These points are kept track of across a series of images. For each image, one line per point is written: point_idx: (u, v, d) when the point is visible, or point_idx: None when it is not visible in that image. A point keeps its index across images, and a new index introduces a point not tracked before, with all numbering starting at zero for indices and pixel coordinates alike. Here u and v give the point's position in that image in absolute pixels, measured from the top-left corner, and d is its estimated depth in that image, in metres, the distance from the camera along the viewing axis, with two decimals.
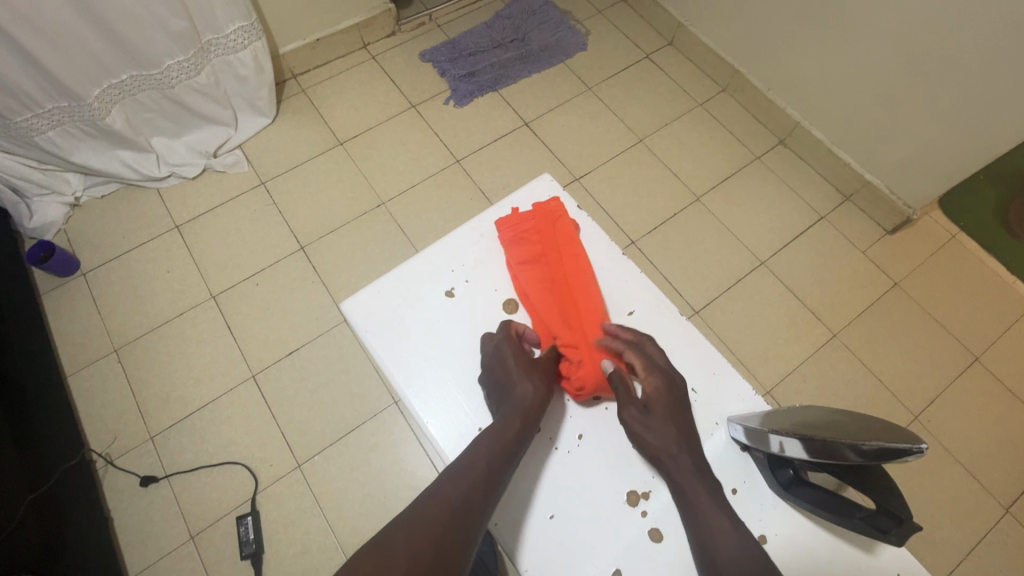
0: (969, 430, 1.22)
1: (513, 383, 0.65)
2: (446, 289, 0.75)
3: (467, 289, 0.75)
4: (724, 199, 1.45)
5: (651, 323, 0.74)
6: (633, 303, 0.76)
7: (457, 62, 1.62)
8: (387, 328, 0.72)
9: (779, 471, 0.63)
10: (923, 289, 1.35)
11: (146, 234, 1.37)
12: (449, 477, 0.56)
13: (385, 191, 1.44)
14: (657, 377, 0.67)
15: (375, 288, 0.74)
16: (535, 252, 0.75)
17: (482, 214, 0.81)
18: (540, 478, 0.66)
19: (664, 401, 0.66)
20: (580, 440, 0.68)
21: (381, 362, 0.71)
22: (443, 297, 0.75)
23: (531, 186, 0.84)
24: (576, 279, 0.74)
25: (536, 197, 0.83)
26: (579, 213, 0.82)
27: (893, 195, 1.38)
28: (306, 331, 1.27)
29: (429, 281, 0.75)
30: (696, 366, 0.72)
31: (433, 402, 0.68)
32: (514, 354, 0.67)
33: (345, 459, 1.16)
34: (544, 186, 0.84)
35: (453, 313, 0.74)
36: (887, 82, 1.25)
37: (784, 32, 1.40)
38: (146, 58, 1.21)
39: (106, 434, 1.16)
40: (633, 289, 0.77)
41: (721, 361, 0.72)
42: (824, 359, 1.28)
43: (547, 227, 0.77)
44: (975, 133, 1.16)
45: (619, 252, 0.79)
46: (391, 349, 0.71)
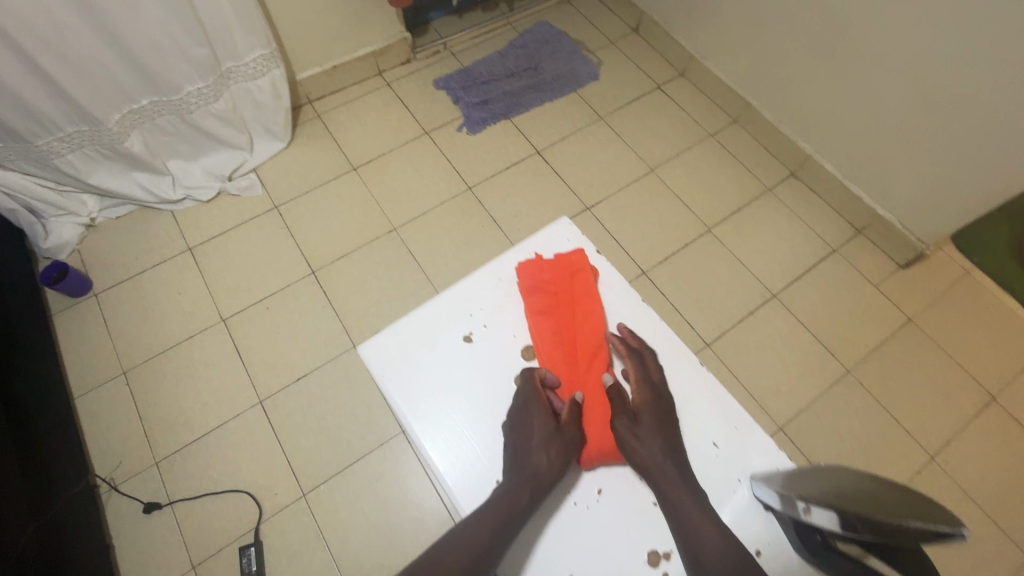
0: (988, 472, 1.19)
1: (529, 449, 0.64)
2: (465, 333, 0.75)
3: (485, 333, 0.75)
4: (734, 230, 1.45)
5: (669, 373, 0.74)
6: (652, 352, 0.75)
7: (471, 90, 1.64)
8: (405, 372, 0.72)
9: (806, 535, 0.60)
10: (937, 325, 1.34)
11: (158, 255, 1.38)
12: (449, 545, 0.56)
13: (397, 217, 1.45)
14: (643, 389, 0.70)
15: (393, 331, 0.74)
16: (548, 303, 0.76)
17: (501, 257, 0.81)
18: (558, 535, 0.64)
19: (652, 412, 0.68)
20: (599, 495, 0.67)
21: (398, 407, 0.70)
22: (461, 342, 0.74)
23: (551, 229, 0.84)
24: (586, 332, 0.75)
25: (557, 241, 0.83)
26: (599, 258, 0.82)
27: (906, 230, 1.37)
28: (314, 357, 1.27)
29: (449, 325, 0.75)
30: (716, 419, 0.70)
31: (450, 452, 0.67)
32: (537, 416, 0.66)
33: (350, 489, 1.14)
34: (565, 231, 0.84)
35: (472, 359, 0.73)
36: (899, 118, 1.26)
37: (795, 67, 1.41)
38: (167, 85, 1.24)
39: (111, 458, 1.15)
40: (652, 337, 0.76)
41: (742, 416, 0.70)
42: (837, 395, 1.26)
43: (566, 280, 0.78)
44: (989, 171, 1.16)
45: (638, 299, 0.79)
46: (409, 394, 0.70)
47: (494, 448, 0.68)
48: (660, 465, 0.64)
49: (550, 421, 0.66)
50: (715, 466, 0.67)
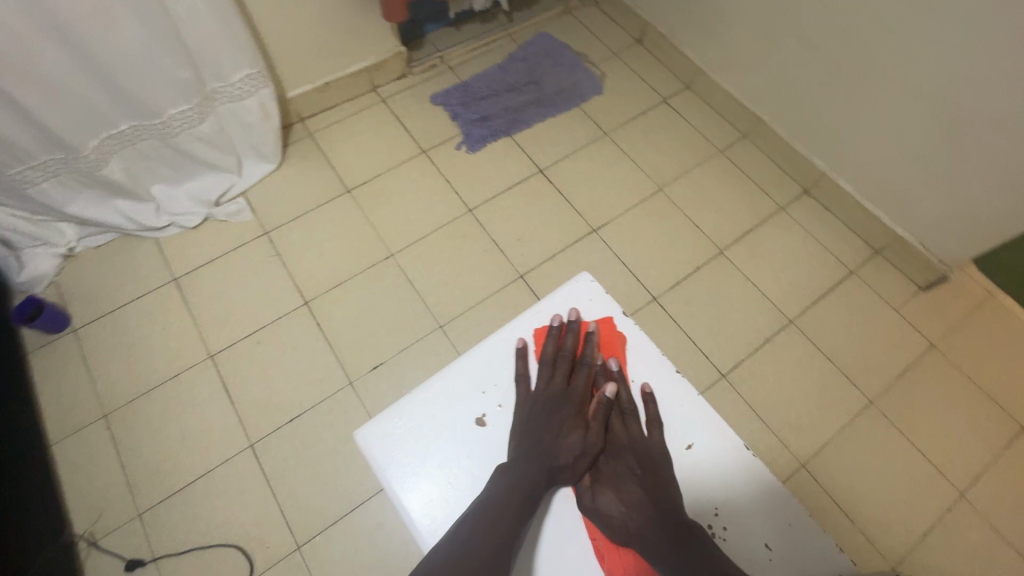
0: (1021, 510, 1.13)
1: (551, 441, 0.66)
2: (477, 416, 0.68)
3: (499, 414, 0.68)
4: (748, 252, 1.39)
5: (712, 460, 0.66)
6: (693, 435, 0.68)
7: (469, 106, 1.57)
8: (409, 463, 0.64)
9: None
10: (960, 352, 1.28)
11: (142, 287, 1.30)
12: (461, 534, 0.57)
13: (394, 242, 1.37)
14: (617, 445, 0.68)
15: (397, 411, 0.67)
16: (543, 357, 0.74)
17: (513, 323, 0.75)
18: None
19: (627, 470, 0.66)
20: None
21: (402, 501, 0.63)
22: (473, 425, 0.67)
23: (569, 289, 0.78)
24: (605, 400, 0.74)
25: (577, 299, 0.77)
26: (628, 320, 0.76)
27: (927, 251, 1.32)
28: (308, 395, 1.19)
29: (458, 407, 0.68)
30: (766, 516, 0.63)
31: None
32: (565, 411, 0.69)
33: (347, 541, 1.07)
34: (586, 290, 0.78)
35: (483, 448, 0.66)
36: (920, 137, 1.20)
37: (807, 81, 1.35)
38: (147, 108, 1.16)
39: (91, 510, 1.08)
40: (692, 419, 0.69)
41: (797, 511, 0.62)
42: (859, 428, 1.20)
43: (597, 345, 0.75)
44: (1016, 194, 1.10)
45: (674, 369, 0.73)
46: (414, 486, 0.63)
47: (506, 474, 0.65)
48: (643, 525, 0.61)
49: (579, 429, 0.68)
50: (770, 574, 0.60)
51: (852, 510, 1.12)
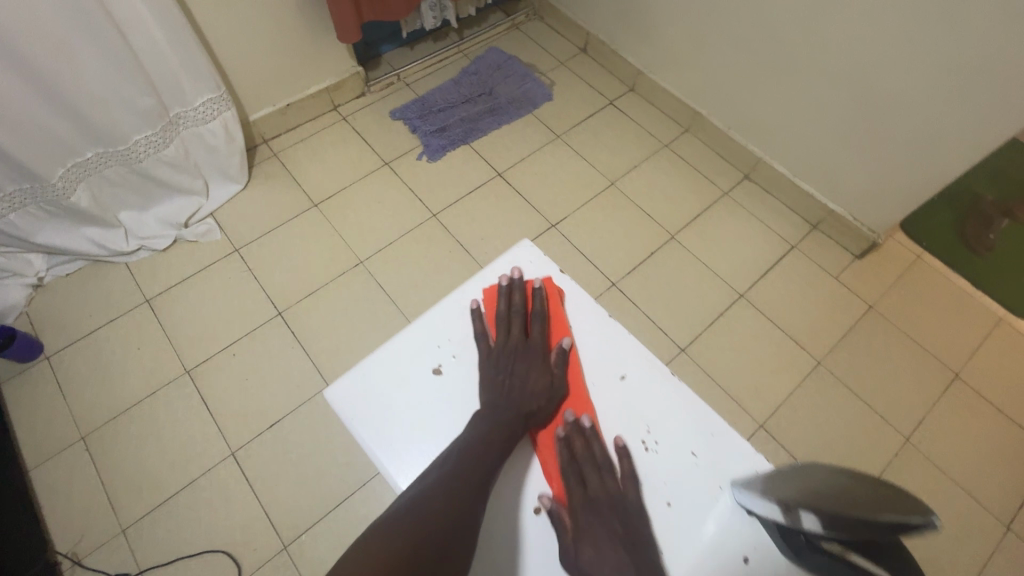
0: (961, 449, 1.23)
1: (521, 389, 0.66)
2: (434, 366, 0.69)
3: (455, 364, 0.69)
4: (697, 235, 1.48)
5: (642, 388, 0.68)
6: (625, 366, 0.69)
7: (427, 118, 1.66)
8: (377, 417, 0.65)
9: (792, 538, 0.50)
10: (895, 311, 1.39)
11: (114, 310, 1.32)
12: (437, 476, 0.56)
13: (363, 250, 1.43)
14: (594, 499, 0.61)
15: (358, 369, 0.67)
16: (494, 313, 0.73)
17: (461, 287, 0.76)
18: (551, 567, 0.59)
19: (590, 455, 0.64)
20: None
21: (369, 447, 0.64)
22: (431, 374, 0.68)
23: (513, 253, 0.79)
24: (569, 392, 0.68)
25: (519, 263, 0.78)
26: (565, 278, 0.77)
27: (857, 222, 1.43)
28: (286, 400, 1.22)
29: (415, 358, 0.69)
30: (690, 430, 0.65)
31: None
32: (530, 361, 0.68)
33: (333, 537, 1.09)
34: (527, 252, 0.79)
35: (448, 392, 0.67)
36: (837, 118, 1.32)
37: (736, 75, 1.47)
38: (112, 135, 1.20)
39: (73, 531, 1.08)
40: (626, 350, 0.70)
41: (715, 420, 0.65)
42: (811, 388, 1.28)
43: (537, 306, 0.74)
44: (922, 161, 1.23)
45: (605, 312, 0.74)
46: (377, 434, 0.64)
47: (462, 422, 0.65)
48: None
49: (545, 375, 0.67)
50: (696, 476, 0.62)
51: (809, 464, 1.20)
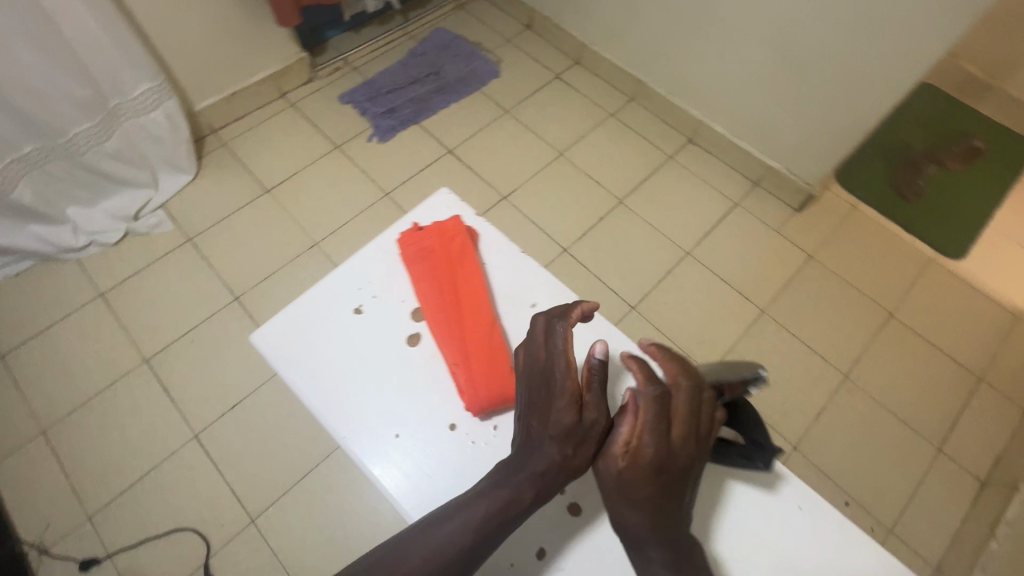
0: (896, 382, 1.30)
1: (536, 433, 0.50)
2: (354, 306, 0.60)
3: (376, 303, 0.60)
4: (644, 199, 1.53)
5: None
6: (535, 294, 0.61)
7: (376, 100, 1.67)
8: (303, 359, 0.58)
9: None
10: (832, 258, 1.46)
11: (68, 306, 1.32)
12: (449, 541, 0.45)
13: (317, 232, 1.45)
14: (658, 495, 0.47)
15: (281, 316, 0.60)
16: (438, 281, 0.60)
17: (380, 237, 0.65)
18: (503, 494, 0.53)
19: (640, 469, 0.47)
20: None
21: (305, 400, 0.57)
22: (351, 315, 0.60)
23: (427, 203, 0.67)
24: (480, 342, 0.56)
25: (434, 210, 0.67)
26: (479, 219, 0.65)
27: (794, 176, 1.49)
28: (247, 381, 1.24)
29: (333, 303, 0.60)
30: None
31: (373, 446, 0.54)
32: (552, 392, 0.50)
33: (300, 507, 1.12)
34: (443, 200, 0.67)
35: (375, 330, 0.59)
36: (766, 76, 1.38)
37: (672, 42, 1.52)
38: (50, 128, 1.19)
39: (39, 522, 1.09)
40: (538, 278, 0.62)
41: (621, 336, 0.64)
42: (756, 335, 1.35)
43: (445, 250, 0.61)
44: (846, 112, 1.29)
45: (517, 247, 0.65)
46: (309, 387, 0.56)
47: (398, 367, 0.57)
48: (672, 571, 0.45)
49: None
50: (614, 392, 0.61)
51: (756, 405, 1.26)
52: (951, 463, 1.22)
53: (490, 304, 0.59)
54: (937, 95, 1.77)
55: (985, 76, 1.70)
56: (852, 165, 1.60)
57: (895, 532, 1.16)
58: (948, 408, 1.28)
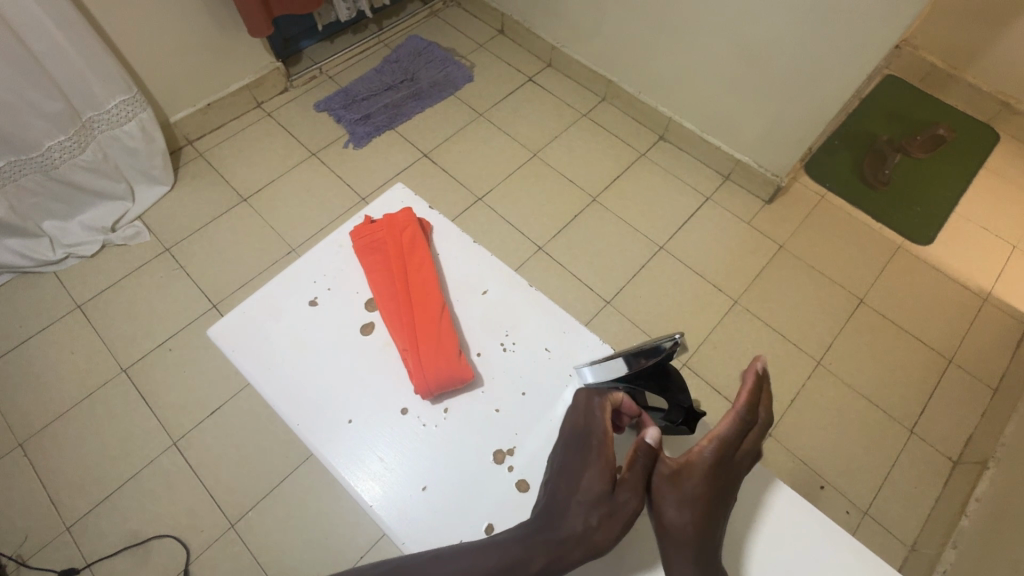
0: (868, 366, 1.33)
1: (564, 499, 0.47)
2: (309, 298, 0.62)
3: (331, 296, 0.62)
4: (617, 196, 1.56)
5: (503, 304, 0.63)
6: (486, 282, 0.64)
7: (352, 107, 1.69)
8: (258, 350, 0.59)
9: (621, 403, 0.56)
10: (802, 247, 1.48)
11: (45, 318, 1.32)
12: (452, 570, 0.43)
13: (294, 238, 1.46)
14: (705, 509, 0.47)
15: (239, 309, 0.62)
16: (390, 271, 0.61)
17: (336, 230, 0.67)
18: (455, 477, 0.53)
19: (695, 481, 0.47)
20: (512, 457, 0.55)
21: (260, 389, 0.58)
22: (306, 307, 0.62)
23: (383, 198, 0.70)
24: (429, 327, 0.58)
25: (390, 205, 0.69)
26: (432, 212, 0.68)
27: (762, 169, 1.52)
28: (226, 387, 1.25)
29: (289, 295, 0.62)
30: (548, 322, 0.61)
31: (330, 430, 0.55)
32: (585, 460, 0.49)
33: (280, 509, 1.13)
34: (397, 195, 0.70)
35: (329, 320, 0.61)
36: (730, 72, 1.41)
37: (638, 42, 1.55)
38: (23, 143, 1.20)
39: (16, 534, 1.09)
40: (488, 265, 0.65)
41: (570, 317, 0.62)
42: (729, 326, 1.37)
43: (397, 243, 0.62)
44: (806, 104, 1.32)
45: (470, 238, 0.67)
46: (264, 374, 0.58)
47: (351, 356, 0.59)
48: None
49: None
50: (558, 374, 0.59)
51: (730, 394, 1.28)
52: (922, 444, 1.24)
53: (441, 292, 0.61)
54: (901, 87, 1.81)
55: (946, 67, 1.75)
56: (820, 157, 1.64)
57: (869, 513, 1.17)
58: (918, 390, 1.30)
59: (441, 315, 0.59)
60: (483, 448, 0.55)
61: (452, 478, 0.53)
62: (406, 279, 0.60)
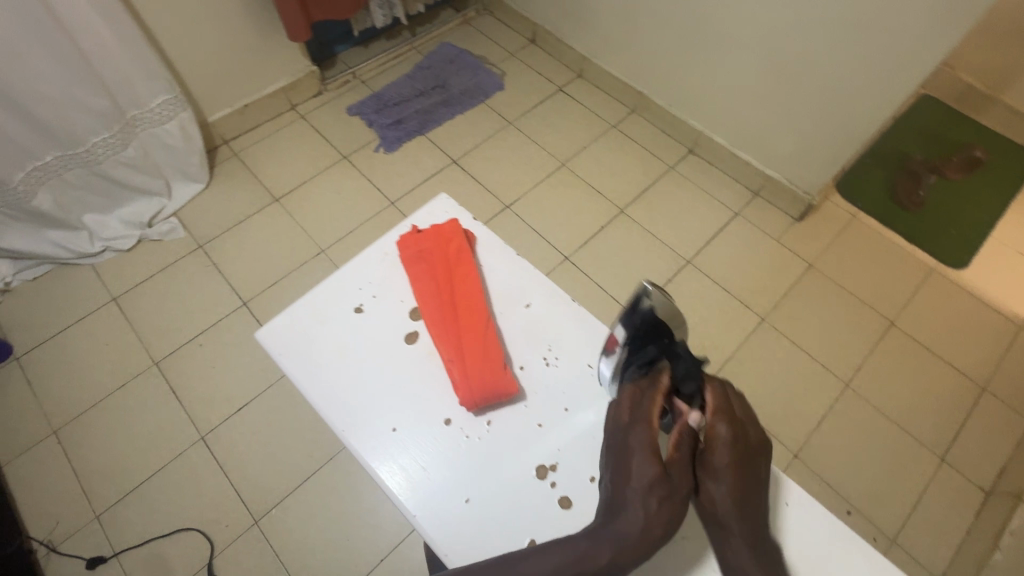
0: (897, 390, 1.30)
1: (623, 491, 0.47)
2: (355, 305, 0.63)
3: (377, 303, 0.63)
4: (645, 208, 1.55)
5: (547, 317, 0.63)
6: (529, 295, 0.64)
7: (384, 112, 1.72)
8: (304, 356, 0.60)
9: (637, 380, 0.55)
10: (832, 267, 1.46)
11: (82, 309, 1.36)
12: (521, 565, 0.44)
13: (324, 240, 1.48)
14: (741, 479, 0.49)
15: (287, 312, 0.63)
16: (437, 282, 0.62)
17: (382, 238, 0.68)
18: (497, 489, 0.54)
19: (730, 453, 0.49)
20: (555, 474, 0.55)
21: (306, 392, 0.59)
22: (352, 313, 0.63)
23: (428, 207, 0.71)
24: (476, 341, 0.59)
25: (435, 216, 0.70)
26: (476, 223, 0.69)
27: (793, 186, 1.51)
28: (253, 384, 1.27)
29: (336, 300, 0.64)
30: (589, 338, 0.62)
31: (373, 435, 0.56)
32: (635, 448, 0.49)
33: (302, 508, 1.14)
34: (442, 205, 0.71)
35: (373, 329, 0.62)
36: (764, 88, 1.40)
37: (670, 55, 1.55)
38: (69, 138, 1.24)
39: (48, 519, 1.12)
40: (531, 279, 0.65)
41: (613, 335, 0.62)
42: (756, 343, 1.35)
43: (444, 253, 0.63)
44: (842, 123, 1.31)
45: (514, 252, 0.68)
46: (311, 377, 0.59)
47: (395, 364, 0.60)
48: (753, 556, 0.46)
49: None
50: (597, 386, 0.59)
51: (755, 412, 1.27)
52: (953, 473, 1.21)
53: (485, 302, 0.62)
54: (937, 107, 1.78)
55: (985, 89, 1.72)
56: (852, 175, 1.62)
57: (897, 542, 1.15)
58: (950, 416, 1.27)
59: (487, 322, 0.60)
60: (524, 461, 0.55)
61: (496, 492, 0.54)
62: (452, 290, 0.62)
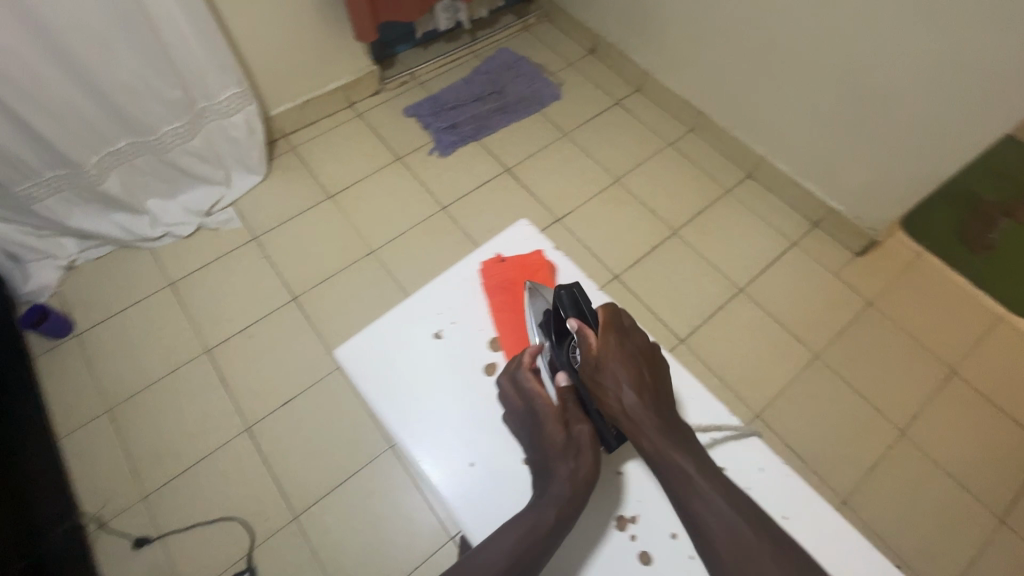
0: (955, 442, 1.25)
1: (545, 459, 0.53)
2: (435, 330, 0.63)
3: (456, 330, 0.63)
4: (699, 230, 1.52)
5: None
6: None
7: (440, 115, 1.72)
8: (383, 380, 0.60)
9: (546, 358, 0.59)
10: (892, 307, 1.41)
11: (140, 292, 1.39)
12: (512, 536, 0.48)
13: (374, 240, 1.49)
14: (625, 382, 0.52)
15: (367, 333, 0.63)
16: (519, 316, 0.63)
17: (462, 262, 0.67)
18: None
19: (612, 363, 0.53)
20: None
21: (383, 417, 0.59)
22: (432, 339, 0.62)
23: (508, 232, 0.70)
24: None
25: (515, 242, 0.69)
26: (556, 252, 0.68)
27: (856, 219, 1.45)
28: (299, 380, 1.28)
29: (416, 324, 0.63)
30: None
31: (452, 468, 0.55)
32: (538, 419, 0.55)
33: (342, 508, 1.15)
34: (522, 231, 0.70)
35: (452, 357, 0.61)
36: (836, 118, 1.35)
37: (737, 77, 1.51)
38: (142, 126, 1.28)
39: (99, 496, 1.15)
40: None
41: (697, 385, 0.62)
42: (807, 380, 1.31)
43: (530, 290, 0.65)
44: (920, 161, 1.25)
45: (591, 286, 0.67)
46: (389, 401, 0.59)
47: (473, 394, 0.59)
48: (663, 444, 0.50)
49: None
50: None
51: (803, 452, 1.23)
52: (1012, 536, 1.15)
53: None
54: None
55: None
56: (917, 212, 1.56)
57: None
58: (1011, 474, 1.21)
59: None
60: None
61: None
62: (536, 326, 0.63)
